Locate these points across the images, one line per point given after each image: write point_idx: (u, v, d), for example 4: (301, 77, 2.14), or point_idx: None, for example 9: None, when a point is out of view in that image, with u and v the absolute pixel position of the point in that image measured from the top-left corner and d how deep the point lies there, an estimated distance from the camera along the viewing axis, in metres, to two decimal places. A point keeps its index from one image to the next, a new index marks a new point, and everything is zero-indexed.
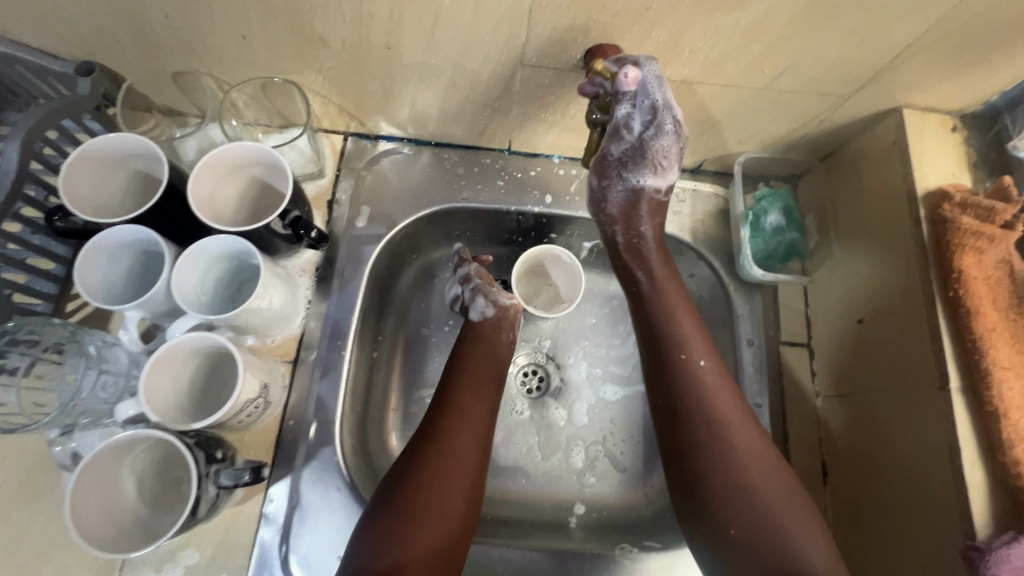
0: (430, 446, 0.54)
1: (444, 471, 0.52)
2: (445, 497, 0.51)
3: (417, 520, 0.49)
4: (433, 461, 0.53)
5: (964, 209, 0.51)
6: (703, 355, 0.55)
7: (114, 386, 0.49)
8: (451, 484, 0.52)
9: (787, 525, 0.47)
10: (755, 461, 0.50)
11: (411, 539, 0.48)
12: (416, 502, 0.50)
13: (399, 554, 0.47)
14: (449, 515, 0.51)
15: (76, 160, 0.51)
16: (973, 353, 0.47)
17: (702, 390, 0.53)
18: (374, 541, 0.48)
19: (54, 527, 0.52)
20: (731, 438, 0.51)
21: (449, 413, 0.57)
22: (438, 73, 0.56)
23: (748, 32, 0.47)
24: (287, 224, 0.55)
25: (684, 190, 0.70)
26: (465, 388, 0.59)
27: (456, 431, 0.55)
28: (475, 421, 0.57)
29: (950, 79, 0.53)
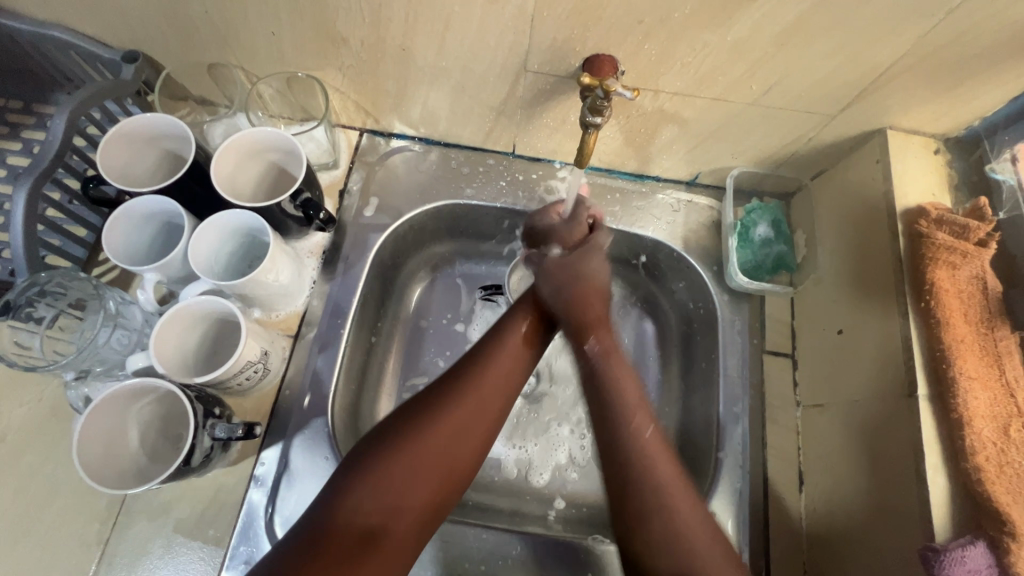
0: (452, 399, 0.52)
1: (459, 427, 0.51)
2: (453, 452, 0.50)
3: (418, 472, 0.48)
4: (447, 416, 0.51)
5: (939, 226, 0.53)
6: (626, 384, 0.55)
7: (128, 340, 0.53)
8: (461, 446, 0.51)
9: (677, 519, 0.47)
10: (649, 452, 0.50)
11: (408, 492, 0.47)
12: (423, 454, 0.48)
13: (394, 502, 0.47)
14: (451, 472, 0.50)
15: (115, 136, 0.57)
16: (941, 361, 0.49)
17: (630, 423, 0.52)
18: (368, 487, 0.46)
19: (63, 470, 0.56)
20: (652, 475, 0.49)
21: (480, 370, 0.54)
22: (448, 75, 0.60)
23: (735, 49, 0.51)
24: (298, 205, 0.60)
25: (678, 201, 0.73)
26: (504, 347, 0.57)
27: (484, 391, 0.53)
28: (508, 381, 0.55)
29: (932, 103, 0.55)
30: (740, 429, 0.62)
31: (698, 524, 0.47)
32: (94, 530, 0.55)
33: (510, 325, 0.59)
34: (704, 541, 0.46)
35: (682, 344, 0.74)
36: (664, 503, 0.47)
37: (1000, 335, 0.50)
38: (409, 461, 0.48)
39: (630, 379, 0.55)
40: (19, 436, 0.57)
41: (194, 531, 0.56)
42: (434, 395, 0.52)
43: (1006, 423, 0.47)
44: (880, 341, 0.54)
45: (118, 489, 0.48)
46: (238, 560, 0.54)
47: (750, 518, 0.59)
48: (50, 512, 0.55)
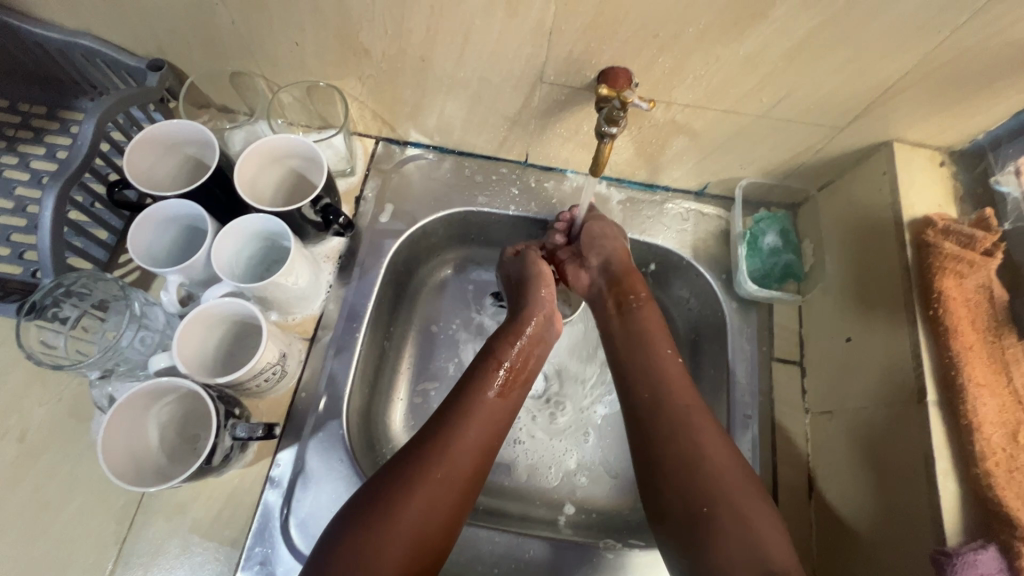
0: (416, 475, 0.49)
1: (425, 503, 0.48)
2: (435, 505, 0.48)
3: (381, 558, 0.45)
4: (413, 493, 0.48)
5: (946, 236, 0.54)
6: (669, 362, 0.58)
7: (151, 341, 0.54)
8: (429, 521, 0.48)
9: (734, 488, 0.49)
10: (700, 428, 0.53)
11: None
12: (386, 538, 0.45)
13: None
14: (418, 556, 0.46)
15: (140, 141, 0.58)
16: (950, 368, 0.50)
17: (676, 400, 0.55)
18: (351, 545, 0.45)
19: (80, 469, 0.57)
20: (698, 442, 0.52)
21: (445, 440, 0.52)
22: (465, 85, 0.62)
23: (747, 63, 0.52)
24: (318, 210, 0.61)
25: (688, 210, 0.75)
26: (471, 412, 0.55)
27: (451, 461, 0.51)
28: (477, 445, 0.53)
29: (937, 117, 0.57)
30: (750, 436, 0.63)
31: (743, 489, 0.49)
32: (111, 529, 0.55)
33: (476, 392, 0.56)
34: (750, 505, 0.48)
35: (691, 352, 0.74)
36: (709, 465, 0.50)
37: (1007, 342, 0.51)
38: (373, 546, 0.45)
39: (672, 359, 0.59)
40: (39, 435, 0.58)
41: (210, 531, 0.56)
42: (397, 473, 0.49)
43: (1014, 429, 0.48)
44: (889, 349, 0.55)
45: (140, 486, 0.48)
46: (254, 561, 0.55)
47: None
48: (68, 512, 0.56)
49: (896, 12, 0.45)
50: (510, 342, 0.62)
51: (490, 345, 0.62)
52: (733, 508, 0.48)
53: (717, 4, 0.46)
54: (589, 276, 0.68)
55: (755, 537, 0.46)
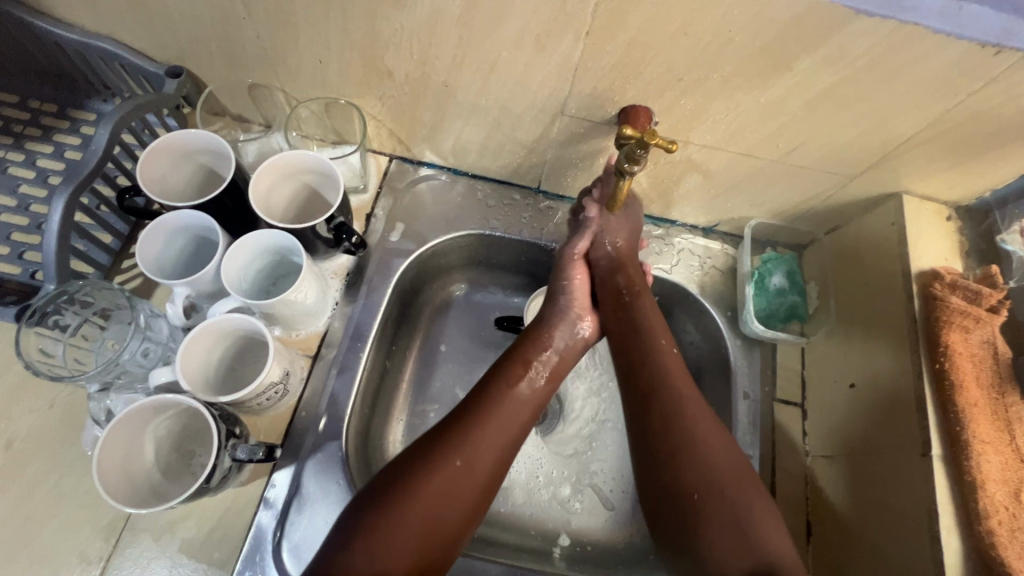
0: (443, 457, 0.52)
1: (462, 472, 0.51)
2: (458, 493, 0.51)
3: (416, 520, 0.48)
4: (451, 464, 0.51)
5: (953, 290, 0.55)
6: (644, 299, 0.64)
7: (153, 354, 0.53)
8: (464, 490, 0.51)
9: (695, 422, 0.54)
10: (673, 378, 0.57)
11: (398, 554, 0.46)
12: (425, 500, 0.49)
13: (386, 566, 0.45)
14: (451, 522, 0.50)
15: (155, 149, 0.57)
16: (954, 423, 0.50)
17: (676, 391, 0.56)
18: (372, 525, 0.47)
19: (66, 482, 0.55)
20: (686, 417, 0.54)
21: (471, 428, 0.54)
22: (485, 112, 0.62)
23: (768, 110, 0.53)
24: (331, 228, 0.60)
25: (696, 246, 0.75)
26: (509, 389, 0.58)
27: (489, 436, 0.54)
28: (516, 420, 0.57)
29: (948, 172, 0.58)
30: None
31: (737, 469, 0.51)
32: (96, 546, 0.54)
33: (504, 382, 0.58)
34: (738, 482, 0.50)
35: None
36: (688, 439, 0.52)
37: (1011, 400, 0.52)
38: (411, 505, 0.48)
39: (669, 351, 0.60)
40: (26, 444, 0.56)
41: (199, 552, 0.54)
42: (439, 439, 0.53)
43: (1016, 487, 0.49)
44: (893, 400, 0.56)
45: (130, 507, 0.46)
46: None
47: None
48: (54, 525, 0.54)
49: (917, 74, 0.46)
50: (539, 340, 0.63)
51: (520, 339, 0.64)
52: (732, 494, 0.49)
53: (744, 54, 0.47)
54: (594, 260, 0.67)
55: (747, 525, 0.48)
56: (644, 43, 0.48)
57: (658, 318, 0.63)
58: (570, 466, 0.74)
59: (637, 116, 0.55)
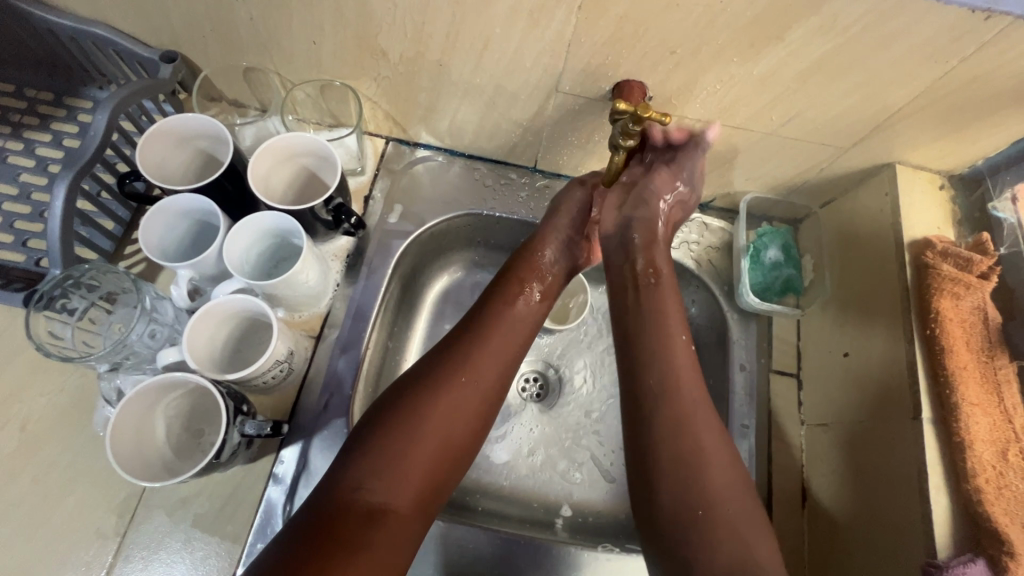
0: (439, 384, 0.53)
1: (450, 407, 0.52)
2: (449, 429, 0.52)
3: (413, 455, 0.49)
4: (439, 401, 0.52)
5: (945, 258, 0.56)
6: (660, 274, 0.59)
7: (160, 335, 0.55)
8: (455, 425, 0.52)
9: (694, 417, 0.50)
10: (680, 372, 0.53)
11: (408, 472, 0.49)
12: (416, 438, 0.50)
13: (397, 485, 0.48)
14: (446, 456, 0.51)
15: (153, 134, 0.58)
16: (944, 386, 0.51)
17: (670, 380, 0.52)
18: (369, 464, 0.48)
19: (81, 461, 0.57)
20: (690, 419, 0.50)
21: (468, 356, 0.56)
22: (480, 91, 0.62)
23: (760, 82, 0.54)
24: (330, 210, 0.61)
25: (692, 221, 0.76)
26: (490, 325, 0.58)
27: (475, 371, 0.55)
28: (502, 354, 0.57)
29: (940, 141, 0.58)
30: (747, 446, 0.64)
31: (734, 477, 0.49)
32: (112, 522, 0.55)
33: (495, 310, 0.60)
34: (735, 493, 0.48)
35: None
36: (688, 415, 0.50)
37: (1000, 364, 0.53)
38: (404, 442, 0.49)
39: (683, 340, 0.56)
40: (40, 426, 0.57)
41: (211, 527, 0.56)
42: (424, 378, 0.54)
43: (1004, 447, 0.50)
44: (885, 365, 0.57)
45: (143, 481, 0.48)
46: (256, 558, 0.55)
47: None
48: (71, 502, 0.55)
49: (907, 42, 0.47)
50: (529, 264, 0.64)
51: (511, 265, 0.65)
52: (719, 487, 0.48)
53: (735, 25, 0.48)
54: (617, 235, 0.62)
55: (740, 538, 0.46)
56: (636, 17, 0.48)
57: (675, 299, 0.58)
58: (568, 439, 0.76)
59: (633, 89, 0.56)
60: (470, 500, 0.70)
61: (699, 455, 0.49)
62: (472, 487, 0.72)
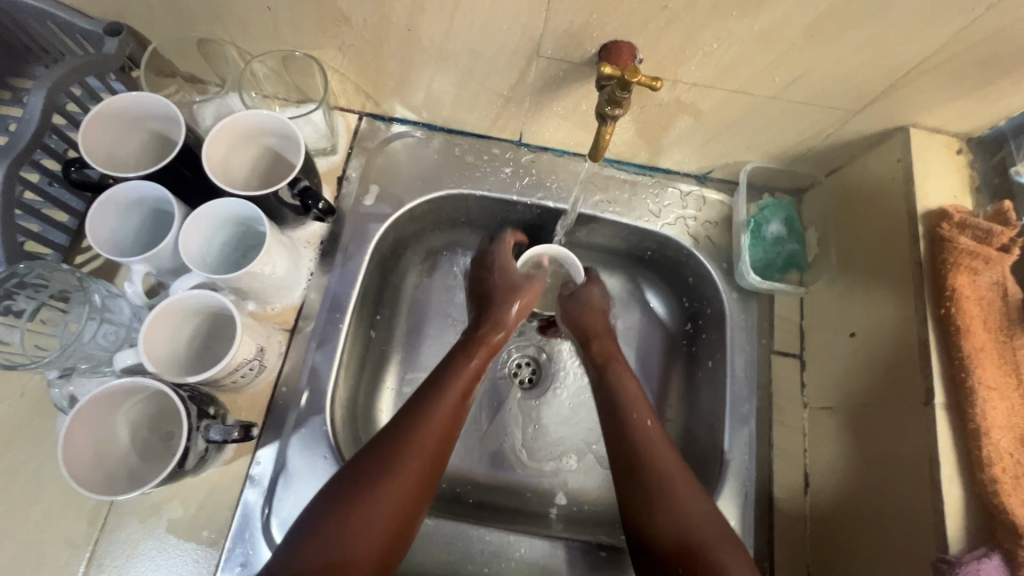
0: (398, 441, 0.52)
1: (409, 466, 0.51)
2: (405, 491, 0.50)
3: (369, 518, 0.48)
4: (398, 462, 0.51)
5: (962, 230, 0.51)
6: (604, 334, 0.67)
7: (115, 335, 0.51)
8: (411, 484, 0.51)
9: (664, 464, 0.55)
10: (641, 416, 0.59)
11: (357, 540, 0.47)
12: (370, 498, 0.49)
13: (346, 553, 0.46)
14: (404, 515, 0.50)
15: (97, 116, 0.52)
16: (959, 369, 0.48)
17: (640, 432, 0.57)
18: (323, 531, 0.47)
19: (46, 468, 0.54)
20: (660, 463, 0.55)
21: (427, 412, 0.54)
22: (455, 58, 0.57)
23: (762, 39, 0.48)
24: (295, 193, 0.56)
25: (689, 195, 0.72)
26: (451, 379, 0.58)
27: (432, 426, 0.54)
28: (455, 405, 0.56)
29: (960, 101, 0.53)
30: (746, 431, 0.62)
31: (708, 512, 0.52)
32: (82, 530, 0.53)
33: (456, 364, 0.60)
34: (712, 521, 0.51)
35: (687, 343, 0.73)
36: (658, 458, 0.55)
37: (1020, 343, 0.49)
38: (359, 506, 0.48)
39: (632, 380, 0.62)
40: (0, 432, 0.54)
41: (187, 532, 0.54)
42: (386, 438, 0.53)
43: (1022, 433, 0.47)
44: (894, 347, 0.53)
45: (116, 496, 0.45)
46: (234, 563, 0.53)
47: (755, 517, 0.59)
48: (37, 510, 0.53)
49: None
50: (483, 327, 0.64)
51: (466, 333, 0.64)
52: (702, 526, 0.51)
53: None
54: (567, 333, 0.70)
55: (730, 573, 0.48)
56: None
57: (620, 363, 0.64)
58: (562, 424, 0.74)
59: (622, 51, 0.51)
60: (460, 492, 0.68)
61: (677, 500, 0.52)
62: (463, 478, 0.70)
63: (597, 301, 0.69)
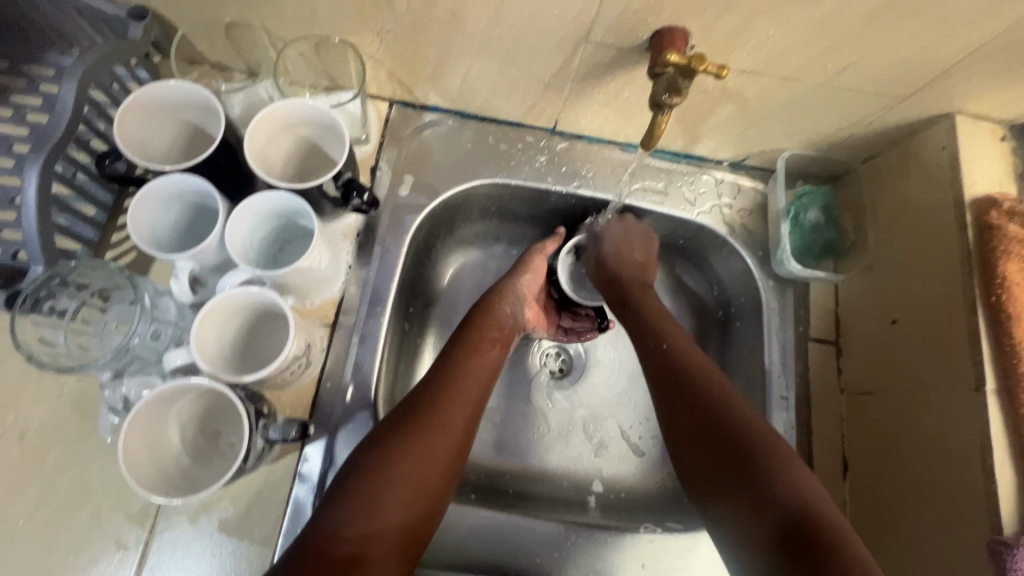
0: (416, 417, 0.51)
1: (431, 440, 0.50)
2: (427, 467, 0.49)
3: (392, 493, 0.47)
4: (416, 437, 0.50)
5: (1011, 218, 0.52)
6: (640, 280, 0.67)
7: (164, 336, 0.49)
8: (433, 460, 0.49)
9: (699, 376, 0.55)
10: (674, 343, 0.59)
11: (380, 517, 0.45)
12: (390, 473, 0.47)
13: (370, 526, 0.45)
14: (424, 490, 0.48)
15: (130, 106, 0.50)
16: (1010, 356, 0.49)
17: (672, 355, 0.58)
18: (347, 506, 0.45)
19: (91, 469, 0.53)
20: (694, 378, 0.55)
21: (445, 389, 0.54)
22: (499, 44, 0.55)
23: (821, 25, 0.48)
24: (339, 186, 0.55)
25: (724, 182, 0.71)
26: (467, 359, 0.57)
27: (448, 401, 0.53)
28: (475, 384, 0.56)
29: (1009, 88, 0.53)
30: (787, 418, 0.62)
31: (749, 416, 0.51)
32: (132, 531, 0.52)
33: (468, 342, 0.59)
34: (751, 423, 0.51)
35: (721, 331, 0.73)
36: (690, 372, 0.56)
37: None
38: (383, 481, 0.47)
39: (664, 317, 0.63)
40: (41, 434, 0.53)
41: (238, 530, 0.53)
42: (402, 415, 0.51)
43: None
44: (940, 334, 0.54)
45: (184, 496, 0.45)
46: None
47: None
48: (84, 513, 0.52)
49: None
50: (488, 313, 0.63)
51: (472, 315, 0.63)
52: (740, 424, 0.51)
53: None
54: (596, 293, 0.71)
55: (776, 472, 0.47)
56: None
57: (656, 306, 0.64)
58: (595, 414, 0.74)
59: (676, 36, 0.50)
60: (500, 483, 0.68)
61: (714, 404, 0.53)
62: (501, 469, 0.70)
63: (637, 239, 0.69)
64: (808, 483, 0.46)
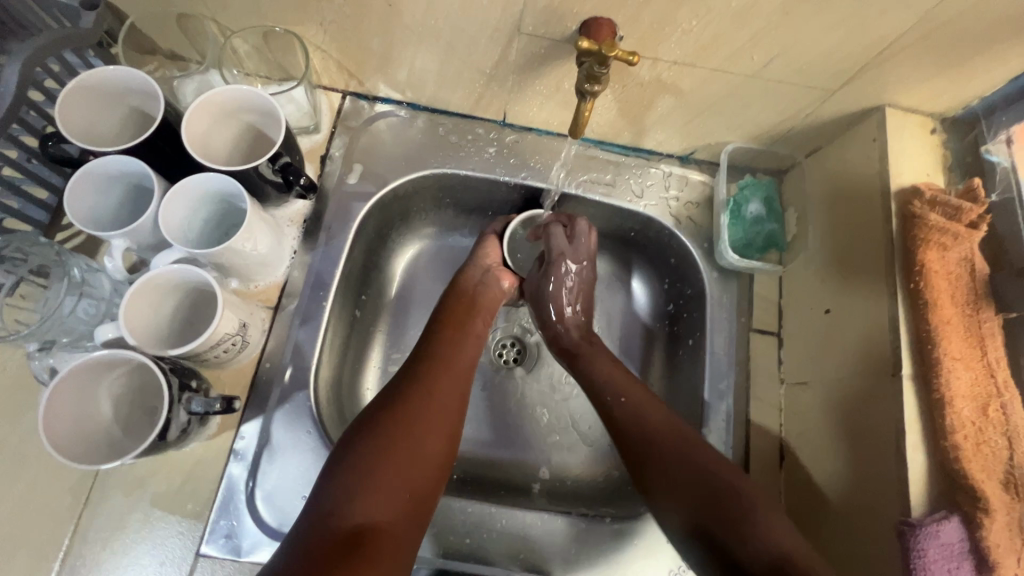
0: (410, 397, 0.53)
1: (425, 417, 0.52)
2: (425, 442, 0.50)
3: (394, 467, 0.47)
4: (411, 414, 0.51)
5: (933, 206, 0.52)
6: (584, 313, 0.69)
7: (95, 309, 0.52)
8: (431, 435, 0.51)
9: (665, 435, 0.54)
10: (627, 386, 0.59)
11: (381, 494, 0.46)
12: (390, 447, 0.48)
13: (377, 500, 0.45)
14: (425, 465, 0.49)
15: (72, 91, 0.52)
16: (926, 341, 0.49)
17: (631, 395, 0.58)
18: (347, 481, 0.46)
19: (29, 443, 0.54)
20: (655, 434, 0.55)
21: (435, 370, 0.56)
22: (437, 35, 0.57)
23: (739, 16, 0.49)
24: (277, 170, 0.56)
25: (672, 176, 0.72)
26: (450, 345, 0.60)
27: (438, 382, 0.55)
28: (461, 369, 0.58)
29: (933, 80, 0.54)
30: (724, 407, 0.63)
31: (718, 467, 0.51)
32: (67, 503, 0.53)
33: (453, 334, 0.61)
34: (720, 476, 0.50)
35: (669, 322, 0.74)
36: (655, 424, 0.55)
37: (984, 316, 0.50)
38: (382, 455, 0.48)
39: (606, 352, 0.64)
40: None
41: (172, 505, 0.54)
42: (394, 396, 0.53)
43: (985, 403, 0.48)
44: (867, 321, 0.55)
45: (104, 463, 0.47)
46: (220, 534, 0.54)
47: None
48: (20, 485, 0.53)
49: None
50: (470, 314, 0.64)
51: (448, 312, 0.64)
52: (716, 489, 0.50)
53: None
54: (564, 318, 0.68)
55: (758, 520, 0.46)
56: None
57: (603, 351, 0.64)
58: (547, 403, 0.75)
59: (603, 27, 0.51)
60: None
61: (690, 466, 0.51)
62: None
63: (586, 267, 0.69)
64: (786, 528, 0.46)
